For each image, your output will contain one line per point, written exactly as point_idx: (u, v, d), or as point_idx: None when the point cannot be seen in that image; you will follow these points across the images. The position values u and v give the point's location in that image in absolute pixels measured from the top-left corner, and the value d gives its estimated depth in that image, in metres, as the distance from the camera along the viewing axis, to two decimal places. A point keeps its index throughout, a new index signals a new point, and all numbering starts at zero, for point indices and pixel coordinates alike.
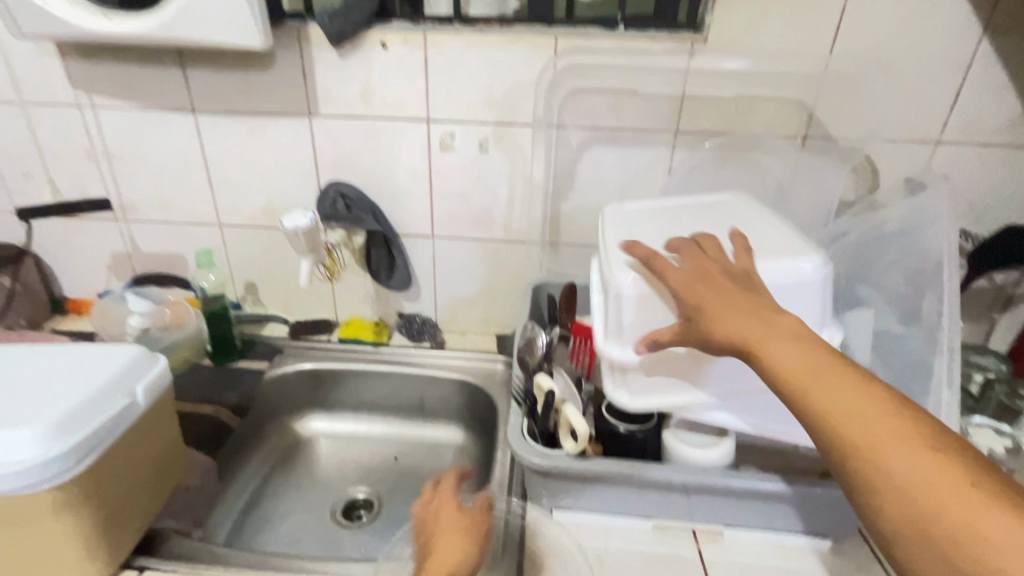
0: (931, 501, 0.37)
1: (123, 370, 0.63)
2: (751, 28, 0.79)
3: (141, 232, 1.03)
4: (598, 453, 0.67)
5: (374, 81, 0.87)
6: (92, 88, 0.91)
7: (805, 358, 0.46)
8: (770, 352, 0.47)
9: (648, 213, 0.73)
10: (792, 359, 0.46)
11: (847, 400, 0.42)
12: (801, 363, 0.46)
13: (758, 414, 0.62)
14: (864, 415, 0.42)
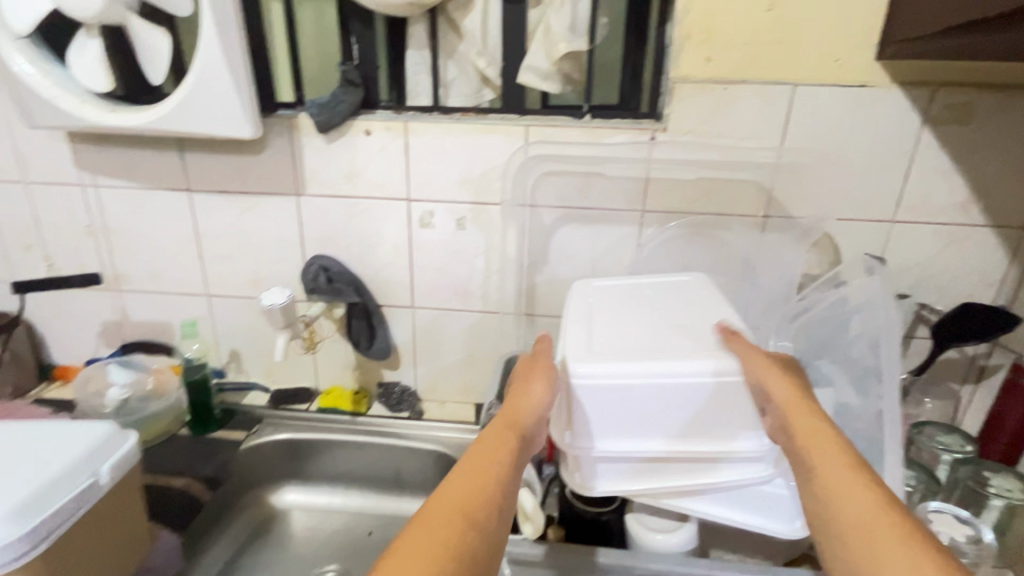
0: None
1: (90, 448, 0.64)
2: (707, 118, 0.85)
3: (132, 302, 1.07)
4: (559, 538, 0.69)
5: (358, 164, 0.93)
6: (96, 170, 0.98)
7: (834, 448, 0.50)
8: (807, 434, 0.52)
9: (605, 300, 0.75)
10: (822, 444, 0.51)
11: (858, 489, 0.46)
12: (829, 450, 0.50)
13: (740, 503, 0.64)
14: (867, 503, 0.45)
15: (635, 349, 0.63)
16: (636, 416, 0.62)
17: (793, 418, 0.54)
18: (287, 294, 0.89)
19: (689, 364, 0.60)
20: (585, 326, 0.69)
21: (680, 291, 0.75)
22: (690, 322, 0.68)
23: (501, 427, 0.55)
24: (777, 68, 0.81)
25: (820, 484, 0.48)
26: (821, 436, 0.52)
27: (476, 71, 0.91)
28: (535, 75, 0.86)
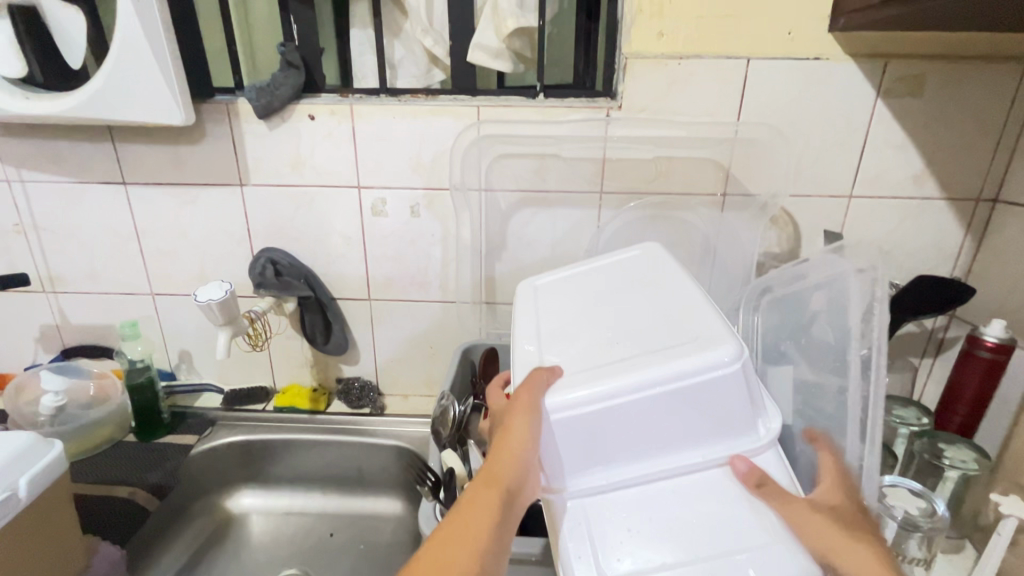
0: None
1: (9, 461, 0.59)
2: (662, 96, 0.83)
3: (71, 304, 1.01)
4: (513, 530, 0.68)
5: (304, 152, 0.89)
6: (21, 163, 0.91)
7: None
8: None
9: (558, 310, 0.66)
10: None
11: None
12: None
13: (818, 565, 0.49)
14: None
15: (606, 364, 0.52)
16: (624, 452, 0.50)
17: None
18: (227, 288, 0.84)
19: (675, 363, 0.49)
20: (534, 349, 0.59)
21: (641, 280, 0.66)
22: (652, 314, 0.58)
23: (475, 517, 0.46)
24: (730, 41, 0.79)
25: None
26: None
27: (424, 49, 0.88)
28: (485, 53, 0.82)
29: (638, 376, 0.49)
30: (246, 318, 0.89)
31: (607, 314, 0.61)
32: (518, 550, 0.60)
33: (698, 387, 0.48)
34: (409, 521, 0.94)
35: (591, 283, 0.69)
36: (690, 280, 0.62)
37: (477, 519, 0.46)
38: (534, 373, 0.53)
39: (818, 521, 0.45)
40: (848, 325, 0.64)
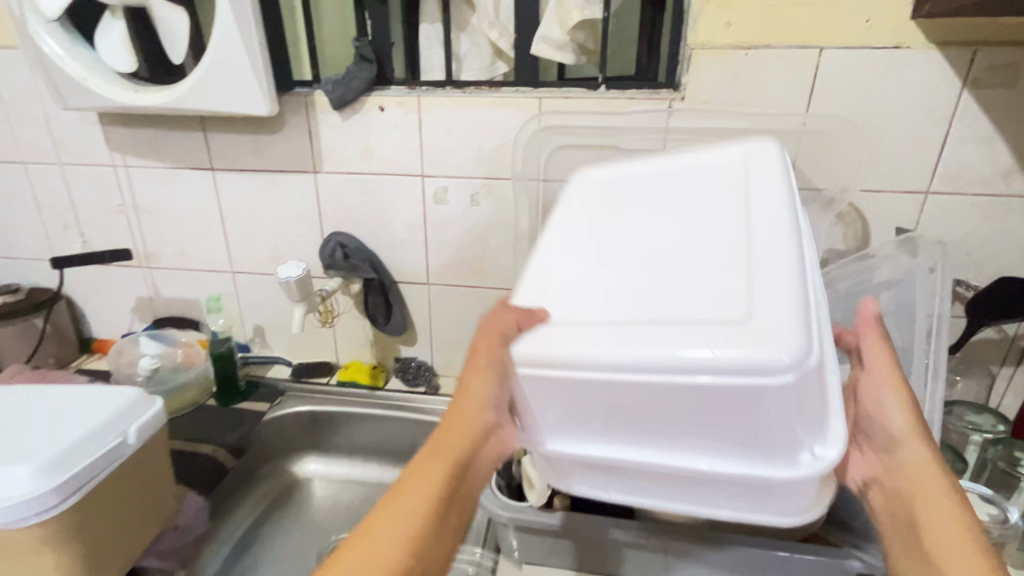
0: None
1: (121, 411, 0.65)
2: (726, 87, 0.82)
3: (163, 278, 1.11)
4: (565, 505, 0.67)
5: (373, 142, 0.94)
6: (126, 151, 1.02)
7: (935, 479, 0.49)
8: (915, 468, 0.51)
9: (606, 237, 0.61)
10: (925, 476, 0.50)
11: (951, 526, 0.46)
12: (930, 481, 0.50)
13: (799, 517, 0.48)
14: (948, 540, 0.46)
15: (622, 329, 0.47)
16: (614, 421, 0.47)
17: (917, 450, 0.51)
18: (304, 267, 0.91)
19: (712, 350, 0.42)
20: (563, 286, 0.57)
21: (724, 214, 0.56)
22: (715, 272, 0.50)
23: (442, 466, 0.49)
24: (801, 30, 0.77)
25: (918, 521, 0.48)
26: (940, 507, 0.48)
27: (489, 42, 0.91)
28: (549, 46, 0.84)
29: (660, 356, 0.43)
30: (318, 294, 0.96)
31: (649, 247, 0.56)
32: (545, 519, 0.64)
33: (719, 389, 0.42)
34: None
35: (653, 189, 0.64)
36: (790, 234, 0.50)
37: (434, 465, 0.49)
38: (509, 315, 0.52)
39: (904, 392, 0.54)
40: (915, 334, 0.66)
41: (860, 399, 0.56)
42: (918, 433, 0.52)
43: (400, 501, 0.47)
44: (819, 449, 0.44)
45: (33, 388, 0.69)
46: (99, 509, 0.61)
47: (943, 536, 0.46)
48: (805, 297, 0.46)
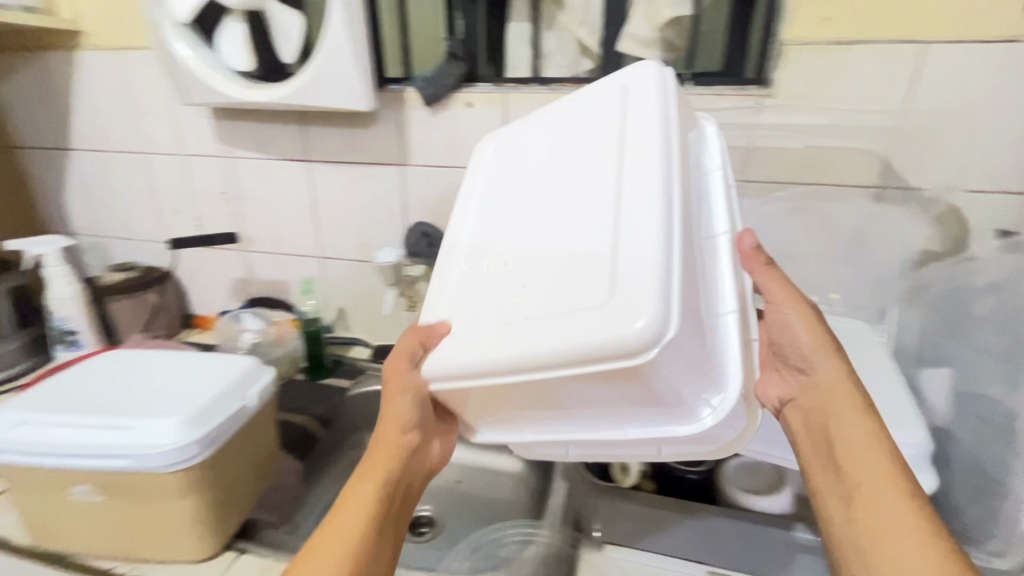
0: (883, 500, 0.49)
1: (243, 375, 0.72)
2: (818, 84, 0.81)
3: (258, 261, 1.21)
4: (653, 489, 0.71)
5: (459, 136, 0.98)
6: (233, 143, 1.11)
7: (841, 386, 0.55)
8: (825, 382, 0.56)
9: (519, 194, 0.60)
10: (833, 388, 0.55)
11: (864, 436, 0.52)
12: (838, 388, 0.55)
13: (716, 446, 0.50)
14: (856, 449, 0.52)
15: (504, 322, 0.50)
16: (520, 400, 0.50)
17: (822, 364, 0.56)
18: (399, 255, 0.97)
19: (581, 342, 0.43)
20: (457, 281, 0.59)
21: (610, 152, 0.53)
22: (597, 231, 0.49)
23: (374, 481, 0.57)
24: (903, 24, 0.75)
25: (831, 432, 0.54)
26: (855, 418, 0.53)
27: (576, 39, 0.93)
28: (636, 43, 0.85)
29: (533, 354, 0.45)
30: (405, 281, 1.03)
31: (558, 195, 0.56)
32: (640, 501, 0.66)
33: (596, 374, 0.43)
34: (527, 479, 0.99)
35: (568, 127, 0.61)
36: (659, 172, 0.47)
37: (367, 478, 0.57)
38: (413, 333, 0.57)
39: (810, 319, 0.58)
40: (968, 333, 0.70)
41: (771, 322, 0.59)
42: (824, 347, 0.57)
43: (340, 514, 0.55)
44: (715, 399, 0.46)
45: (162, 353, 0.76)
46: (221, 465, 0.67)
47: (852, 445, 0.52)
48: (670, 252, 0.44)
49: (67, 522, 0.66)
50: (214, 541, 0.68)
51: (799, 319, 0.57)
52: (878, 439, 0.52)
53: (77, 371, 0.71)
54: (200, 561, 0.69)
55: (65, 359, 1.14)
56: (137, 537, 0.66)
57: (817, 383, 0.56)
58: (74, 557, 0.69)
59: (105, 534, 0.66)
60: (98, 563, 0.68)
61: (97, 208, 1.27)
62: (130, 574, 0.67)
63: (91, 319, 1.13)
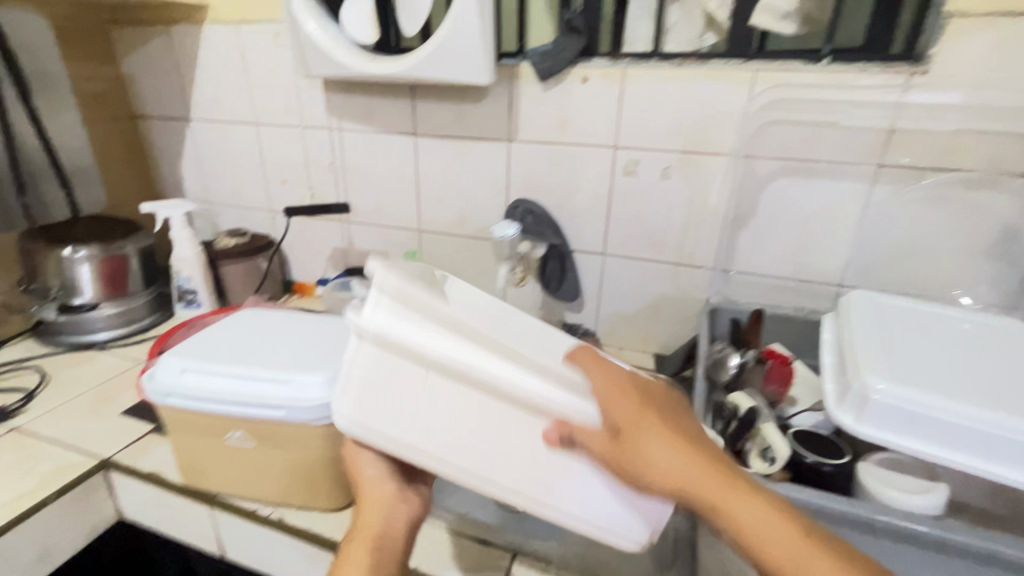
0: None
1: None
2: (982, 60, 0.74)
3: (358, 231, 1.24)
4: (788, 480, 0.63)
5: (571, 112, 0.97)
6: (343, 116, 1.14)
7: (701, 476, 0.46)
8: (702, 489, 0.46)
9: None
10: (704, 490, 0.46)
11: (769, 521, 0.45)
12: (707, 483, 0.46)
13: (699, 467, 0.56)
14: (773, 540, 0.44)
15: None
16: None
17: (693, 477, 0.46)
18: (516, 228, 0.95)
19: None
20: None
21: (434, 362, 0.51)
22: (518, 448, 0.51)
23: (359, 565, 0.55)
24: None
25: (743, 539, 0.45)
26: (736, 493, 0.46)
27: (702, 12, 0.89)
28: (770, 16, 0.80)
29: None
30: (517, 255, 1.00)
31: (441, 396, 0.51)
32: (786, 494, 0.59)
33: None
34: None
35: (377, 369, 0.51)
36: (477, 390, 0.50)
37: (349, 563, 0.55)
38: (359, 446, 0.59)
39: (641, 453, 0.47)
40: None
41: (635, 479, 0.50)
42: (675, 461, 0.47)
43: None
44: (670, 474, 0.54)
45: (296, 315, 0.80)
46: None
47: (767, 539, 0.44)
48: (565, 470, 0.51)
49: (218, 464, 0.70)
50: (345, 493, 0.72)
51: (650, 469, 0.47)
52: (776, 511, 0.45)
53: (223, 325, 0.76)
54: (331, 509, 0.73)
55: (183, 316, 1.22)
56: (281, 481, 0.70)
57: (693, 499, 0.46)
58: (219, 496, 0.74)
59: (251, 478, 0.71)
60: (242, 503, 0.73)
61: (207, 177, 1.33)
62: (273, 516, 0.72)
63: (208, 280, 1.20)
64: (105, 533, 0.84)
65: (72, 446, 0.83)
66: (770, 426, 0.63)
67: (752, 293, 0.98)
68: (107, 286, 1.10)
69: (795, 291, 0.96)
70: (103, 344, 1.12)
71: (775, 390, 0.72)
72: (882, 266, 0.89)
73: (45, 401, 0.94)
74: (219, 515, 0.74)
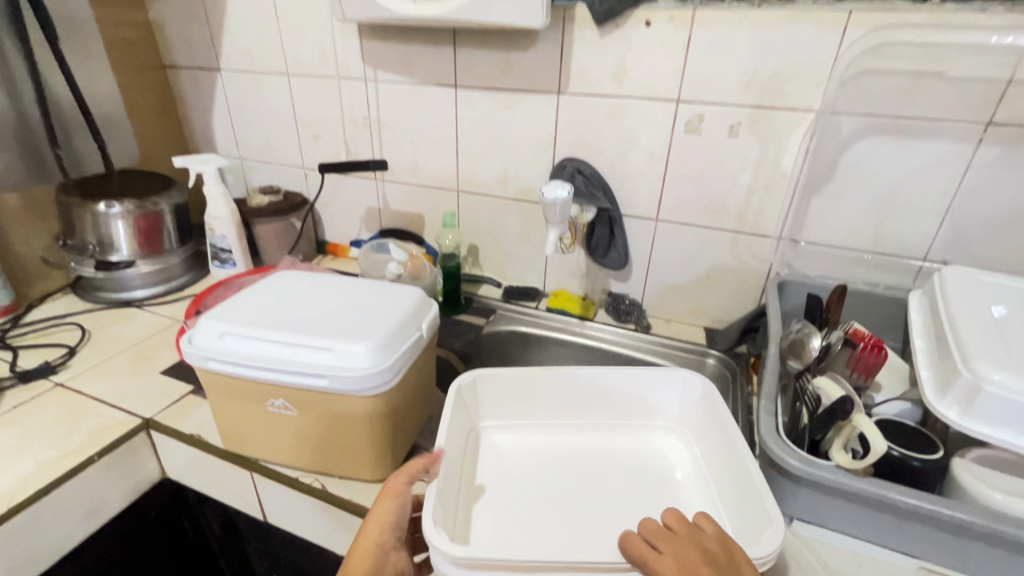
0: None
1: (416, 305, 0.70)
2: None
3: (393, 191, 1.19)
4: (869, 473, 0.58)
5: (629, 62, 0.88)
6: (379, 65, 1.07)
7: None
8: None
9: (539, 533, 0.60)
10: None
11: None
12: None
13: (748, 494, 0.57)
14: None
15: (598, 471, 0.69)
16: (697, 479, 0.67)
17: None
18: (569, 189, 0.88)
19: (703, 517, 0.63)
20: (513, 442, 0.73)
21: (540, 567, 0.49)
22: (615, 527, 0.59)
23: None
24: None
25: None
26: None
27: None
28: None
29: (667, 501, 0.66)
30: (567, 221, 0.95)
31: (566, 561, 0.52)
32: (874, 489, 0.54)
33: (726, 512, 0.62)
34: None
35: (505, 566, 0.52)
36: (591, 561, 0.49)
37: None
38: (395, 482, 0.57)
39: None
40: None
41: None
42: None
43: None
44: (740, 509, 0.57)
45: (333, 277, 0.76)
46: (402, 393, 0.68)
47: None
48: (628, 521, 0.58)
49: (261, 432, 0.69)
50: (387, 465, 0.70)
51: None
52: None
53: (259, 288, 0.73)
54: (374, 481, 0.71)
55: (218, 275, 1.21)
56: (322, 449, 0.68)
57: None
58: (260, 462, 0.72)
59: (293, 447, 0.69)
60: (283, 471, 0.71)
61: (238, 132, 1.29)
62: (314, 484, 0.70)
63: (242, 239, 1.17)
64: (149, 489, 0.85)
65: (114, 404, 0.83)
66: (863, 418, 0.56)
67: (818, 266, 0.90)
68: (142, 243, 1.08)
69: (869, 265, 0.88)
70: (140, 301, 1.12)
71: (861, 375, 0.67)
72: (976, 240, 0.80)
73: (87, 357, 0.94)
74: (261, 480, 0.73)
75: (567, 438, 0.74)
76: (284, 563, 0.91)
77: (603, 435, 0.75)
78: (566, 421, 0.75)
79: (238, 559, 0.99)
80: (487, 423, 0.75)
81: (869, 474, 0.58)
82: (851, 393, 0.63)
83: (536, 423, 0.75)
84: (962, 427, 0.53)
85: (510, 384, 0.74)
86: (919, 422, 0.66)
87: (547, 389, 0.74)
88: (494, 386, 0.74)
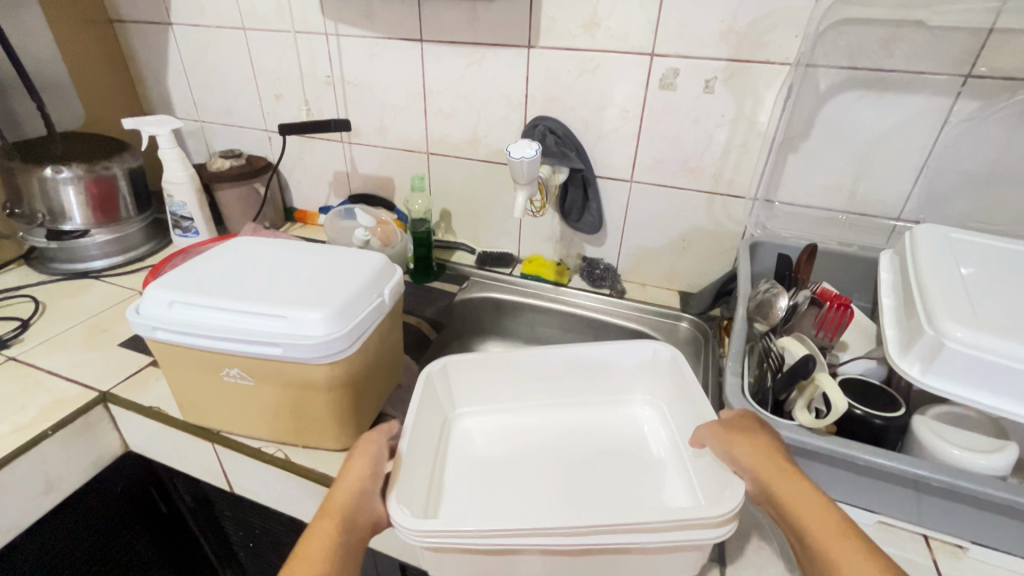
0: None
1: (376, 272, 0.67)
2: None
3: (361, 154, 1.14)
4: (831, 432, 0.58)
5: (601, 12, 0.83)
6: (339, 17, 1.00)
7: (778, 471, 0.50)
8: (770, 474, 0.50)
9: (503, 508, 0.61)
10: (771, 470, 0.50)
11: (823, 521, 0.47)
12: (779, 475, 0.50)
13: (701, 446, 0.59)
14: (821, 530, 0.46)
15: (569, 447, 0.69)
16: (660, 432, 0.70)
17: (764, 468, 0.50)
18: (537, 148, 0.84)
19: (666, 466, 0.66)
20: (481, 419, 0.73)
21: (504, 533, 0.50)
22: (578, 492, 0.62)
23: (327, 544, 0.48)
24: None
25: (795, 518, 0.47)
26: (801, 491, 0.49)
27: None
28: None
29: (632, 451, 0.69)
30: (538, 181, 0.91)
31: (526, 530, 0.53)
32: (841, 451, 0.54)
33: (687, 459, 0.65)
34: None
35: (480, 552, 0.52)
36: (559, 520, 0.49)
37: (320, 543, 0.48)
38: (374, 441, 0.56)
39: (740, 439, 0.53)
40: None
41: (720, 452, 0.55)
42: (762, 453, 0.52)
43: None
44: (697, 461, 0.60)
45: (293, 243, 0.72)
46: (365, 361, 0.66)
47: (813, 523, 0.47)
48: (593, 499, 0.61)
49: (221, 404, 0.67)
50: (352, 434, 0.68)
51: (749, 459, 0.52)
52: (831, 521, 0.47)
53: (213, 254, 0.69)
54: (338, 450, 0.69)
55: (180, 244, 1.16)
56: (284, 420, 0.66)
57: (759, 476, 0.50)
58: (223, 434, 0.71)
59: (255, 418, 0.67)
60: (246, 442, 0.70)
61: (196, 92, 1.22)
62: (277, 454, 0.69)
63: (203, 206, 1.12)
64: (113, 463, 0.83)
65: (69, 378, 0.80)
66: (827, 378, 0.56)
67: (792, 227, 0.89)
68: (96, 210, 1.03)
69: (843, 226, 0.87)
70: (99, 273, 1.07)
71: (826, 335, 0.67)
72: (950, 198, 0.79)
73: (40, 330, 0.90)
74: (225, 452, 0.72)
75: (540, 415, 0.74)
76: (259, 533, 0.91)
77: (576, 406, 0.74)
78: (535, 395, 0.75)
79: (211, 531, 0.98)
80: (458, 398, 0.74)
81: (832, 433, 0.58)
82: (815, 352, 0.62)
83: (508, 399, 0.75)
84: (924, 385, 0.53)
85: (479, 365, 0.72)
86: (884, 381, 0.66)
87: (515, 367, 0.73)
88: (462, 369, 0.72)
